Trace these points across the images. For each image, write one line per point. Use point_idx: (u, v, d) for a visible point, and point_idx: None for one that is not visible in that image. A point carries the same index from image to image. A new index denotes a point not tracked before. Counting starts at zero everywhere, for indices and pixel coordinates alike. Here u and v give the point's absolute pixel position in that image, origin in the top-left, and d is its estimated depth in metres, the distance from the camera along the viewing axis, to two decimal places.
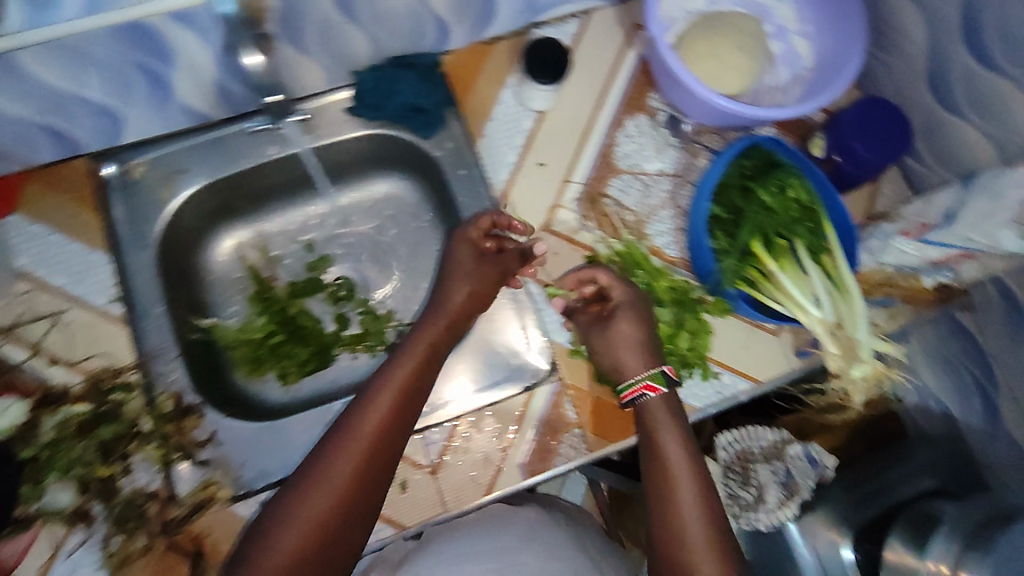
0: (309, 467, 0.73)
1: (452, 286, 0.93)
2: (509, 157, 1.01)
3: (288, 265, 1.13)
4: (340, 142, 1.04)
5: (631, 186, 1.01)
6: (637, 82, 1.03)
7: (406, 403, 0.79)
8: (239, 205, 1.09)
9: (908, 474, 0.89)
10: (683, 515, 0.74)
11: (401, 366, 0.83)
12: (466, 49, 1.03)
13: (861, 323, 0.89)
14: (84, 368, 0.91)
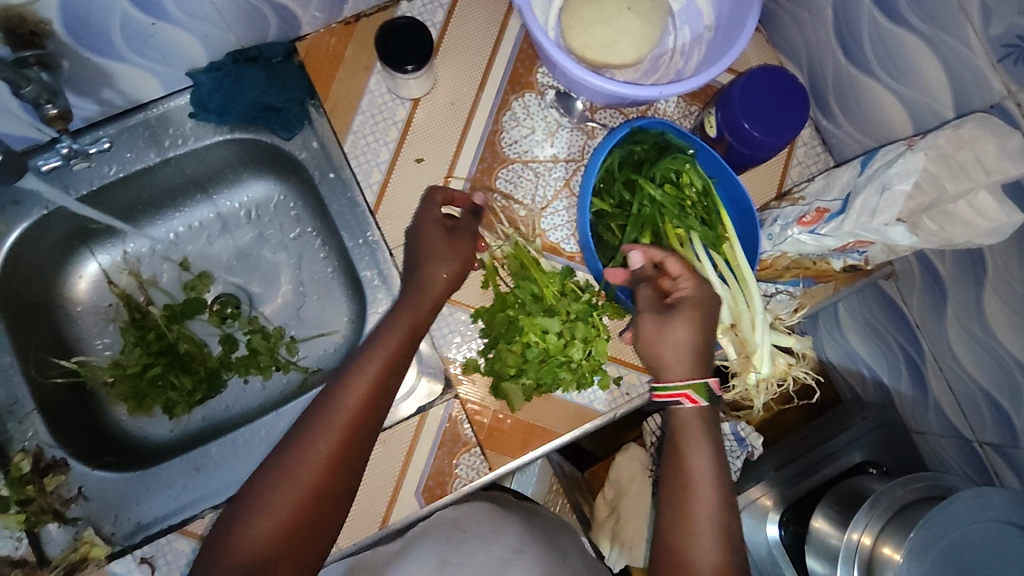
0: (262, 482, 0.66)
1: (433, 262, 0.80)
2: (382, 154, 0.89)
3: (163, 285, 1.00)
4: (197, 151, 0.90)
5: (522, 176, 0.91)
6: (522, 55, 0.93)
7: (374, 406, 0.71)
8: (99, 225, 0.94)
9: (847, 444, 1.02)
10: (693, 514, 0.69)
11: (374, 358, 0.73)
12: (323, 30, 0.90)
13: (759, 321, 0.81)
14: None
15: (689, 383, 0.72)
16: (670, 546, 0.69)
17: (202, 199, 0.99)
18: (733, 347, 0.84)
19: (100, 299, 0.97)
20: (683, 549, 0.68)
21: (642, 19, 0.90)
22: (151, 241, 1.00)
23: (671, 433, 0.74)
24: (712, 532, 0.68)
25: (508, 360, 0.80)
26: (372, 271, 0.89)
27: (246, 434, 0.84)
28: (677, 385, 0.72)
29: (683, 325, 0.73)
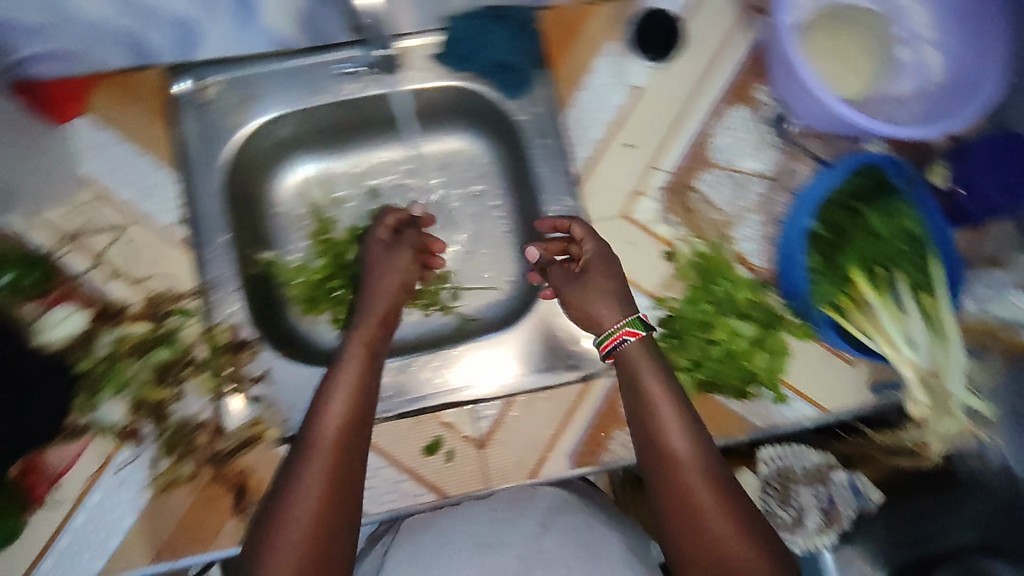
0: (270, 516, 0.65)
1: (381, 289, 0.86)
2: (596, 133, 0.91)
3: (351, 208, 1.03)
4: (431, 88, 0.93)
5: (723, 183, 0.91)
6: (744, 71, 0.93)
7: (355, 416, 0.72)
8: (309, 138, 0.98)
9: (951, 523, 0.80)
10: (680, 466, 0.69)
11: (346, 375, 0.75)
12: (568, 7, 0.92)
13: (956, 372, 0.81)
14: (146, 287, 0.83)
15: (621, 324, 0.77)
16: (675, 507, 0.68)
17: (410, 130, 1.02)
18: (921, 393, 0.81)
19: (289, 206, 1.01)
20: (689, 507, 0.67)
21: (873, 58, 0.92)
22: (351, 165, 1.03)
23: (629, 387, 0.74)
24: (706, 484, 0.68)
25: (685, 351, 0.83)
26: (568, 237, 0.90)
27: (410, 362, 0.87)
28: (614, 329, 0.77)
29: (597, 278, 0.81)
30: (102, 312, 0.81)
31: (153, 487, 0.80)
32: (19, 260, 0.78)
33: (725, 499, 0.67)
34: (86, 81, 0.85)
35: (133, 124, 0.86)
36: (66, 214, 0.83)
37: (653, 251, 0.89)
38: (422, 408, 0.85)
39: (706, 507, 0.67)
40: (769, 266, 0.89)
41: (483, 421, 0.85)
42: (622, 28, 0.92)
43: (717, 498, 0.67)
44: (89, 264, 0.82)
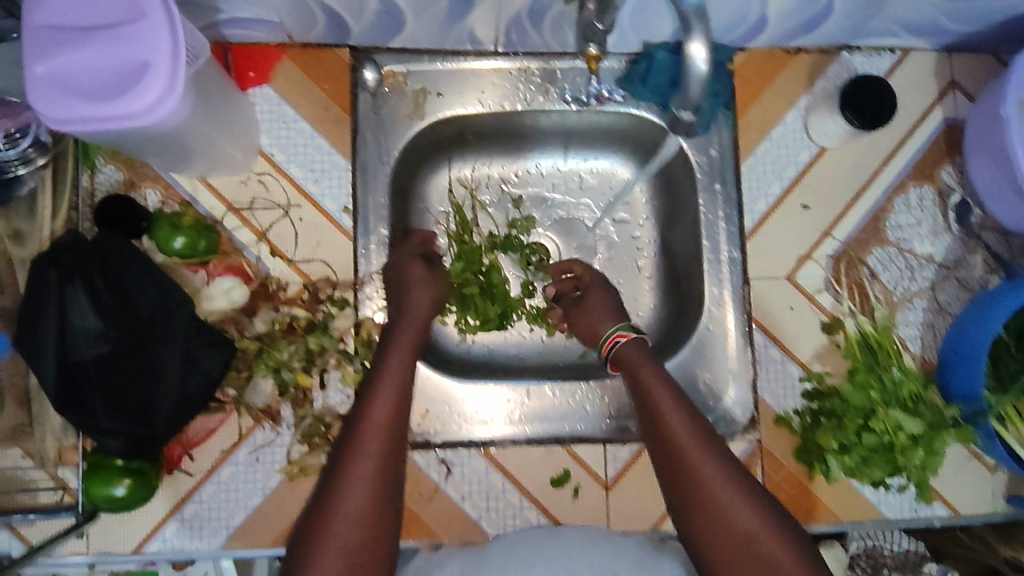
0: (313, 522, 0.60)
1: (415, 309, 0.77)
2: (772, 189, 0.88)
3: (491, 214, 0.99)
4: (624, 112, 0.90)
5: (893, 261, 0.88)
6: (935, 148, 0.90)
7: (397, 419, 0.66)
8: (470, 138, 0.95)
9: None
10: (696, 467, 0.67)
11: (389, 377, 0.68)
12: (764, 51, 0.89)
13: None
14: (304, 271, 0.82)
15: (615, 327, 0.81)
16: (700, 510, 0.65)
17: (642, 172, 0.99)
18: None
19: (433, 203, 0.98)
20: (716, 510, 0.64)
21: None
22: (501, 171, 0.99)
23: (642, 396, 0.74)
24: (730, 484, 0.65)
25: (839, 433, 0.79)
26: (721, 289, 0.87)
27: (543, 390, 0.85)
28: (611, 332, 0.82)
29: (599, 295, 0.87)
30: (261, 288, 0.80)
31: (283, 473, 0.80)
32: (192, 225, 0.77)
33: (750, 498, 0.65)
34: (273, 50, 0.84)
35: (313, 103, 0.84)
36: (238, 184, 0.82)
37: (811, 319, 0.86)
38: (556, 438, 0.84)
39: (732, 509, 0.64)
40: (926, 356, 0.87)
41: (616, 462, 0.84)
42: (817, 83, 0.88)
43: (744, 497, 0.65)
44: (254, 239, 0.81)
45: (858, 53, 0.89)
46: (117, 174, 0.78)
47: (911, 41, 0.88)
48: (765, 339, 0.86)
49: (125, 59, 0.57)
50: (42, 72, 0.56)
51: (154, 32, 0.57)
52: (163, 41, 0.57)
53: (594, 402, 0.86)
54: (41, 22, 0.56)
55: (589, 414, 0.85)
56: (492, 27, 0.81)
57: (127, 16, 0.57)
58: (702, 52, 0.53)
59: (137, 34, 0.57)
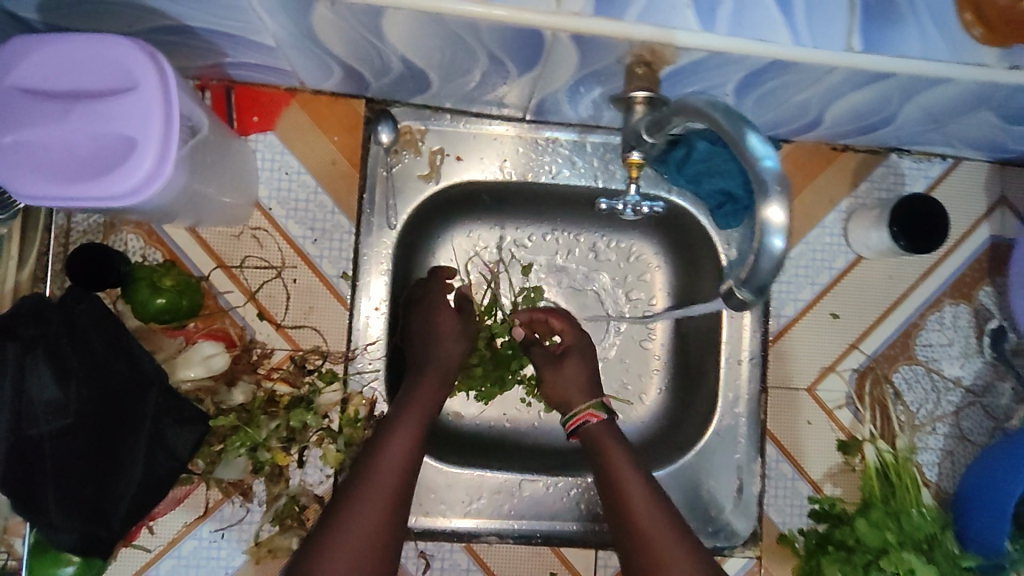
0: (314, 537, 0.63)
1: (446, 358, 0.78)
2: (802, 294, 0.82)
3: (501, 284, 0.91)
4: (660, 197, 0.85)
5: (919, 381, 0.83)
6: (976, 266, 0.84)
7: (409, 468, 0.68)
8: (485, 199, 0.87)
9: None
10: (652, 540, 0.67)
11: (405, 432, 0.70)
12: (808, 146, 0.83)
13: None
14: (293, 338, 0.76)
15: (589, 403, 0.76)
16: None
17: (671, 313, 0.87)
18: None
19: (436, 258, 0.89)
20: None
21: None
22: (511, 232, 0.90)
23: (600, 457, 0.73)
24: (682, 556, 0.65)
25: (846, 566, 0.74)
26: (737, 393, 0.81)
27: (536, 483, 0.80)
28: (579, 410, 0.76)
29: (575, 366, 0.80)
30: (243, 354, 0.74)
31: (248, 554, 0.74)
32: (174, 285, 0.70)
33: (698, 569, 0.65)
34: (283, 95, 0.77)
35: (320, 156, 0.78)
36: (231, 239, 0.76)
37: (826, 436, 0.82)
38: (544, 538, 0.79)
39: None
40: (941, 485, 0.82)
41: (606, 569, 0.80)
42: (860, 186, 0.83)
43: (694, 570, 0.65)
44: (242, 300, 0.75)
45: (908, 156, 0.84)
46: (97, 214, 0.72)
47: (966, 152, 0.83)
48: (776, 451, 0.81)
49: (109, 135, 0.50)
50: (12, 143, 0.49)
51: (145, 108, 0.50)
52: (155, 118, 0.51)
53: (590, 500, 0.80)
54: (15, 85, 0.50)
55: (585, 513, 0.79)
56: (524, 98, 0.74)
57: (117, 87, 0.50)
58: (779, 218, 0.43)
59: (126, 108, 0.50)
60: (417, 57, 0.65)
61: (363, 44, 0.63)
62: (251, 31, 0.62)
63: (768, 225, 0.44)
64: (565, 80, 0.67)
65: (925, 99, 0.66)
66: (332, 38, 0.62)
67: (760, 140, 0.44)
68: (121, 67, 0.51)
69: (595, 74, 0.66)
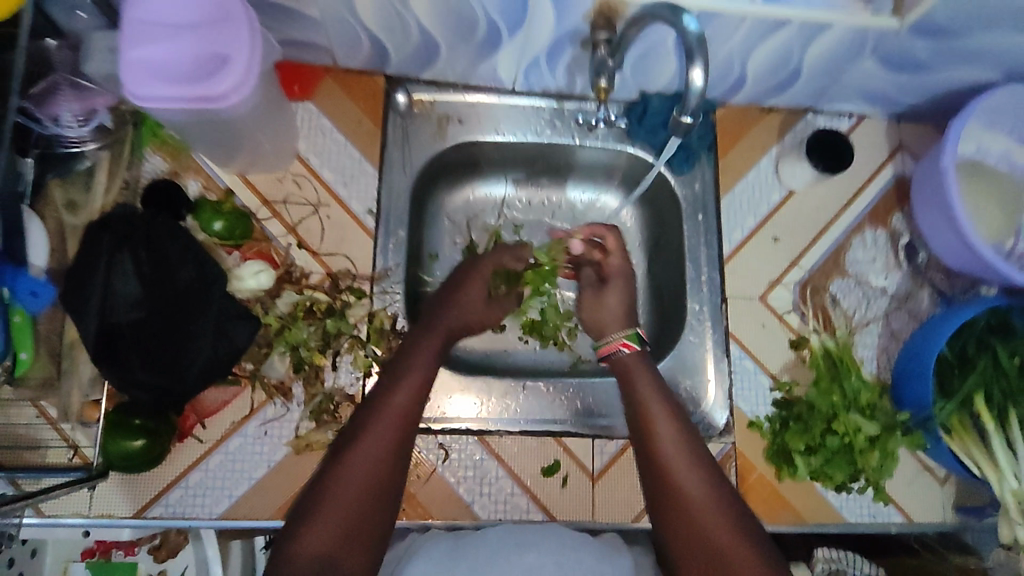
0: (333, 460, 0.70)
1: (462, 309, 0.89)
2: (746, 222, 1.00)
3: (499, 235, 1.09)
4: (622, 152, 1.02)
5: (852, 291, 0.99)
6: (887, 197, 1.03)
7: (418, 397, 0.76)
8: (485, 164, 1.06)
9: None
10: (670, 456, 0.75)
11: (418, 363, 0.79)
12: (740, 108, 1.04)
13: None
14: (327, 262, 0.90)
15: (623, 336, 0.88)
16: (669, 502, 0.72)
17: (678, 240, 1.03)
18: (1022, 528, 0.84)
19: (443, 213, 1.08)
20: (681, 499, 0.72)
21: (1009, 218, 1.02)
22: (506, 195, 1.10)
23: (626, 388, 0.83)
24: (691, 471, 0.73)
25: (805, 436, 0.88)
26: (701, 304, 0.97)
27: (537, 385, 0.93)
28: (617, 337, 0.88)
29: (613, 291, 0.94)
30: (285, 273, 0.88)
31: (289, 447, 0.84)
32: (231, 211, 0.85)
33: (706, 485, 0.72)
34: (319, 72, 0.96)
35: (349, 119, 0.96)
36: (276, 182, 0.91)
37: (779, 336, 0.96)
38: (547, 430, 0.91)
39: (691, 497, 0.71)
40: (882, 376, 0.96)
41: (602, 456, 0.90)
42: (785, 137, 1.03)
43: (702, 485, 0.72)
44: (284, 231, 0.90)
45: (821, 115, 1.05)
46: (162, 163, 0.88)
47: (865, 108, 1.04)
48: (739, 350, 0.96)
49: (209, 53, 0.68)
50: (136, 56, 0.66)
51: (236, 34, 0.68)
52: (243, 41, 0.68)
53: (582, 400, 0.93)
54: (138, 16, 0.67)
55: (579, 409, 0.92)
56: (513, 66, 0.94)
57: (214, 18, 0.68)
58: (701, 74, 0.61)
59: (222, 34, 0.68)
60: (433, 26, 0.85)
61: (392, 13, 0.83)
62: (305, 3, 0.81)
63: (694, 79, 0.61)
64: (545, 42, 0.87)
65: (818, 46, 0.87)
66: (367, 8, 0.82)
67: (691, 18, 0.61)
68: (218, 4, 0.68)
69: (568, 35, 0.85)
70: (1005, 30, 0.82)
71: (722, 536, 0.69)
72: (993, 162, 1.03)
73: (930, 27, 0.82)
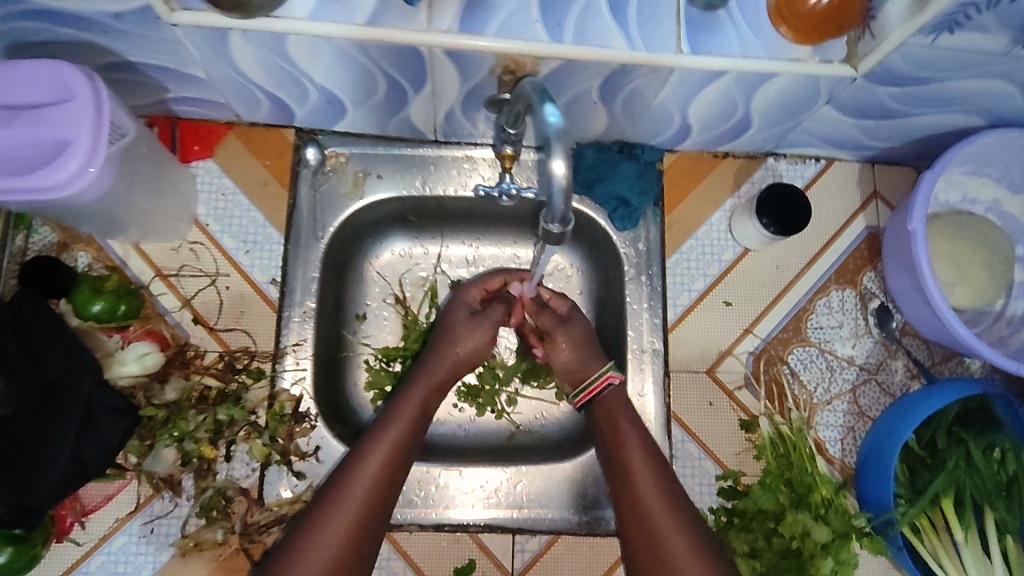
0: (279, 557, 0.66)
1: (444, 354, 0.84)
2: (694, 285, 0.90)
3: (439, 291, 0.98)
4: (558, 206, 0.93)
5: (814, 362, 0.88)
6: (858, 253, 0.92)
7: (383, 485, 0.72)
8: (413, 218, 0.96)
9: None
10: (647, 509, 0.72)
11: (385, 438, 0.74)
12: (692, 155, 0.94)
13: None
14: (223, 339, 0.84)
15: (607, 367, 0.82)
16: (651, 554, 0.70)
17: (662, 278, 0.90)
18: None
19: (370, 267, 0.97)
20: (661, 553, 0.69)
21: (993, 277, 0.89)
22: (441, 251, 0.99)
23: (606, 431, 0.79)
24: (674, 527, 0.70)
25: (748, 537, 0.78)
26: (642, 379, 0.88)
27: (452, 473, 0.85)
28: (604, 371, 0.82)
29: (574, 336, 0.85)
30: (177, 354, 0.82)
31: (175, 547, 0.78)
32: (114, 289, 0.78)
33: (684, 531, 0.70)
34: (221, 127, 0.88)
35: (254, 179, 0.88)
36: (169, 253, 0.84)
37: (728, 415, 0.87)
38: (463, 525, 0.83)
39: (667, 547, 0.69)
40: (846, 460, 0.86)
41: (523, 554, 0.83)
42: (740, 187, 0.93)
43: (682, 539, 0.70)
44: (178, 305, 0.83)
45: (784, 160, 0.94)
46: (52, 234, 0.82)
47: (834, 153, 0.92)
48: (682, 432, 0.86)
49: (48, 137, 0.60)
50: None
51: (79, 113, 0.61)
52: (86, 121, 0.61)
53: (507, 489, 0.84)
54: None
55: (502, 502, 0.84)
56: (429, 118, 0.84)
57: (59, 98, 0.61)
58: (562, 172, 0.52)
59: (64, 114, 0.60)
60: (329, 83, 0.76)
61: (280, 73, 0.74)
62: (182, 64, 0.72)
63: (554, 178, 0.53)
64: (456, 95, 0.77)
65: (767, 93, 0.75)
66: (248, 68, 0.73)
67: (556, 108, 0.54)
68: (62, 82, 0.61)
69: (479, 89, 0.76)
70: (982, 77, 0.71)
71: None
72: (982, 211, 0.92)
73: (891, 75, 0.71)
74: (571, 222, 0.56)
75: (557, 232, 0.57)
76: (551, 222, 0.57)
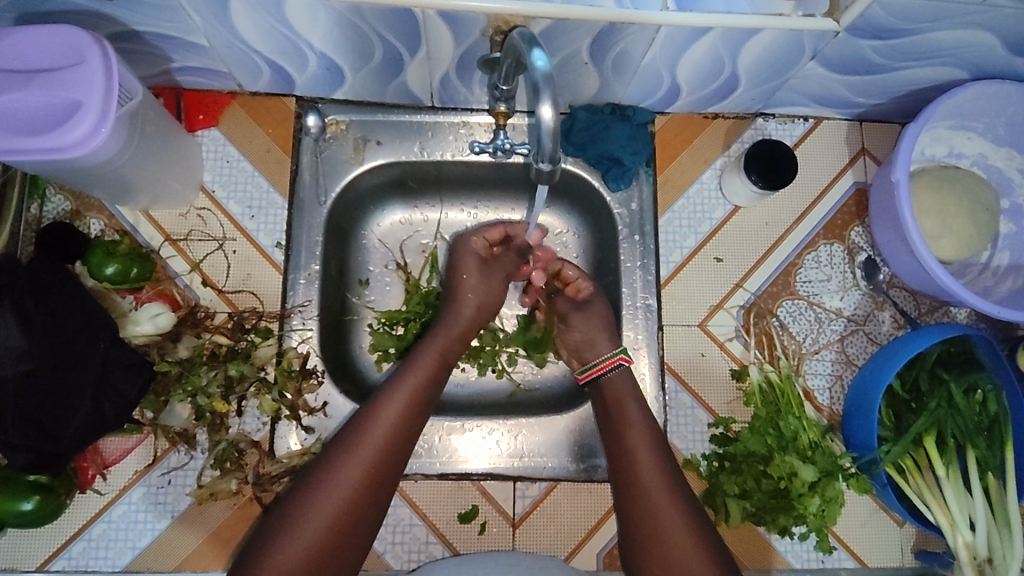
0: (304, 486, 0.71)
1: (461, 310, 0.88)
2: (686, 242, 0.93)
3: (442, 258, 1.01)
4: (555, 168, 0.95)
5: (803, 314, 0.91)
6: (846, 209, 0.94)
7: (404, 426, 0.76)
8: (412, 184, 0.98)
9: None
10: (641, 476, 0.76)
11: (406, 384, 0.78)
12: (683, 116, 0.96)
13: (1012, 564, 0.78)
14: (232, 301, 0.87)
15: (615, 351, 0.86)
16: (641, 511, 0.74)
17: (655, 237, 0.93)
18: None
19: (371, 234, 1.00)
20: (650, 512, 0.74)
21: (979, 228, 0.91)
22: (441, 218, 1.02)
23: (607, 401, 0.84)
24: (665, 495, 0.75)
25: (739, 479, 0.81)
26: (637, 333, 0.91)
27: (454, 426, 0.88)
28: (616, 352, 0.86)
29: (588, 315, 0.89)
30: (188, 315, 0.85)
31: (191, 497, 0.82)
32: (126, 253, 0.81)
33: (675, 499, 0.75)
34: (224, 97, 0.91)
35: (257, 146, 0.91)
36: (177, 219, 0.88)
37: (720, 366, 0.90)
38: (466, 475, 0.87)
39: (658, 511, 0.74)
40: (833, 407, 0.89)
41: (524, 500, 0.86)
42: (730, 147, 0.95)
43: (670, 502, 0.74)
44: (187, 268, 0.87)
45: (773, 119, 0.96)
46: (65, 203, 0.85)
47: (822, 111, 0.94)
48: (675, 384, 0.89)
49: (63, 100, 0.64)
50: None
51: (89, 76, 0.64)
52: (97, 84, 0.64)
53: (508, 440, 0.88)
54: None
55: (504, 452, 0.87)
56: (425, 82, 0.86)
57: (70, 62, 0.64)
58: (549, 114, 0.56)
59: (75, 77, 0.64)
60: (329, 49, 0.79)
61: (282, 40, 0.77)
62: (186, 31, 0.75)
63: (543, 122, 0.56)
64: (451, 58, 0.80)
65: (751, 50, 0.77)
66: (251, 35, 0.75)
67: (543, 52, 0.58)
68: (72, 48, 0.64)
69: (472, 51, 0.78)
70: (962, 28, 0.73)
71: (686, 551, 0.71)
72: (968, 165, 0.94)
73: (873, 28, 0.73)
74: (559, 161, 0.60)
75: (548, 170, 0.61)
76: (542, 161, 0.61)
